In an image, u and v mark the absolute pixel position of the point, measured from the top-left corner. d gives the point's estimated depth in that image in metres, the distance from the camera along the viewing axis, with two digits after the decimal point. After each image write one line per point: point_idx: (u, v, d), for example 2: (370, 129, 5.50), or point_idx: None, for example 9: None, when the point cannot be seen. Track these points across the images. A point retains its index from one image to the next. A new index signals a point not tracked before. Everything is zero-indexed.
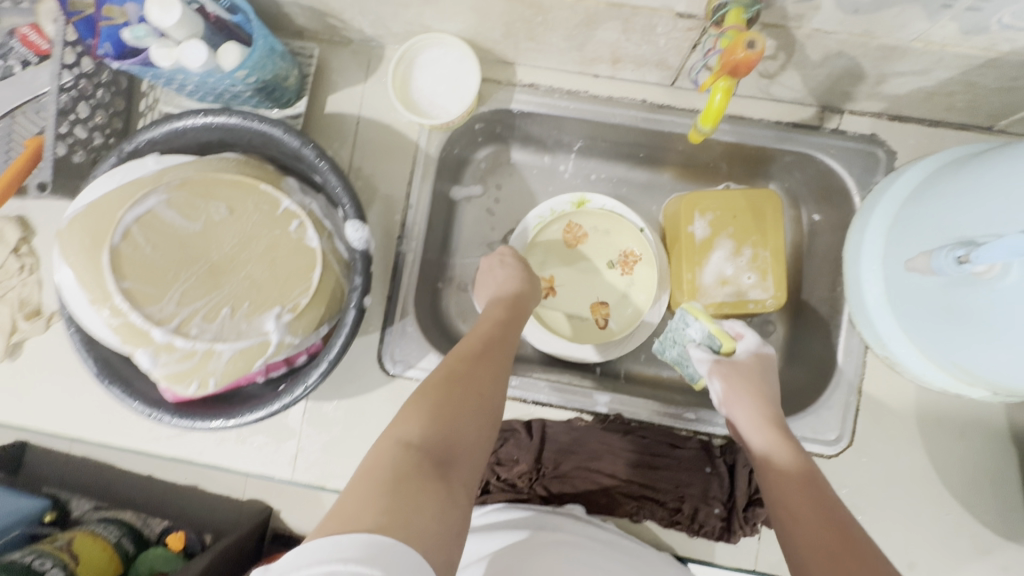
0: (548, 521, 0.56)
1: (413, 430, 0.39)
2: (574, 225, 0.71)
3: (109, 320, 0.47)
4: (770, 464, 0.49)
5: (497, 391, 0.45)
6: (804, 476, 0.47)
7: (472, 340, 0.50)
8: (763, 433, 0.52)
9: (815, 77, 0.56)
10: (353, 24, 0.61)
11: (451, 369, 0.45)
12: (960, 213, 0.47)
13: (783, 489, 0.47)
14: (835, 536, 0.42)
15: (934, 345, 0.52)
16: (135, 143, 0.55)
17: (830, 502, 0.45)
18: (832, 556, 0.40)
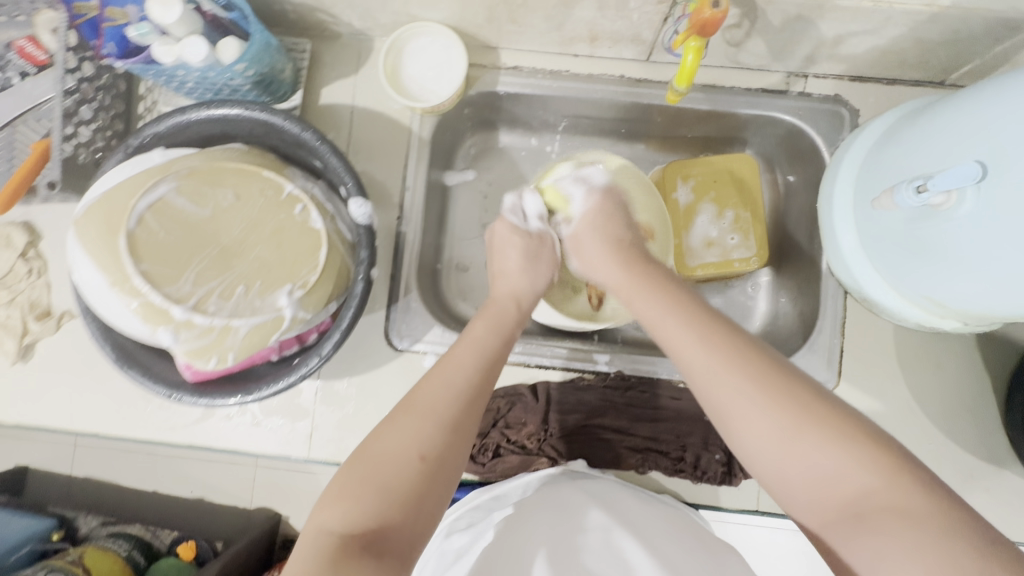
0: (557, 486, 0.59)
1: (337, 515, 0.41)
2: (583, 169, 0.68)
3: (128, 301, 0.49)
4: (663, 322, 0.50)
5: (451, 448, 0.45)
6: (690, 323, 0.48)
7: (424, 390, 0.48)
8: (640, 297, 0.54)
9: (778, 42, 0.61)
10: (343, 17, 0.65)
11: (386, 442, 0.45)
12: (918, 155, 0.51)
13: (677, 342, 0.48)
14: (745, 370, 0.43)
15: (906, 282, 0.57)
16: (141, 138, 0.57)
17: (727, 334, 0.47)
18: (755, 388, 0.42)
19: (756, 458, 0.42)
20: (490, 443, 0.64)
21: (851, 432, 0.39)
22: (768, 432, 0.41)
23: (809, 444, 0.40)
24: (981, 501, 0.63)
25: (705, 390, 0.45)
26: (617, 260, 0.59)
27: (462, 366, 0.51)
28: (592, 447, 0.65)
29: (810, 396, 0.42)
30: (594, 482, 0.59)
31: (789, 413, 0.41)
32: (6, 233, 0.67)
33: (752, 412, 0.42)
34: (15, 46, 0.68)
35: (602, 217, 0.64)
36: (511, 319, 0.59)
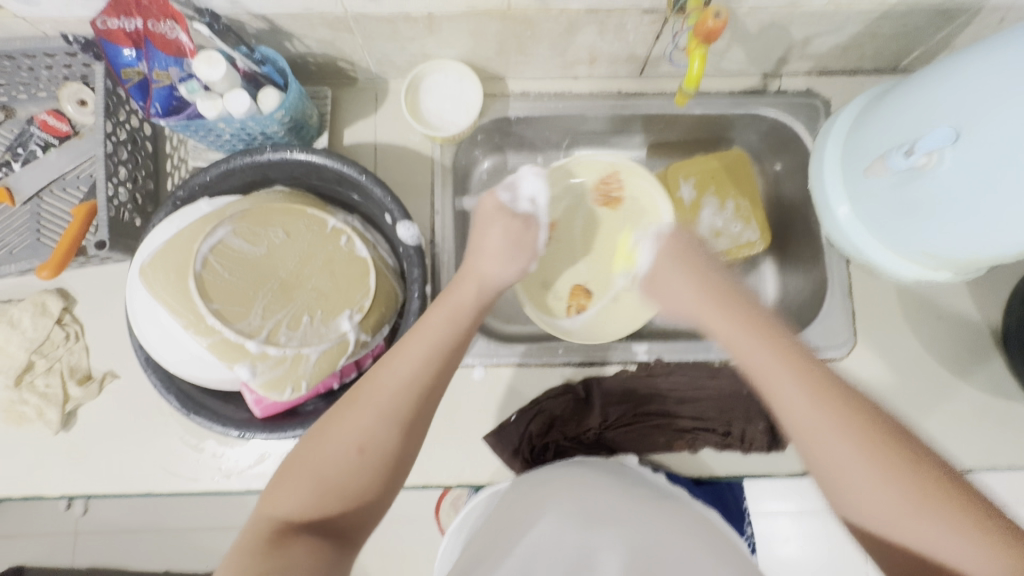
0: (568, 470, 0.62)
1: (290, 506, 0.47)
2: (614, 180, 0.76)
3: (203, 341, 0.52)
4: (756, 365, 0.51)
5: (390, 443, 0.49)
6: (783, 359, 0.50)
7: (379, 382, 0.51)
8: (731, 335, 0.54)
9: (755, 48, 0.69)
10: (361, 64, 0.70)
11: (338, 433, 0.49)
12: (898, 126, 0.59)
13: (773, 382, 0.49)
14: (860, 441, 0.46)
15: (902, 241, 0.63)
16: (188, 190, 0.59)
17: (828, 382, 0.49)
18: (873, 468, 0.45)
19: (856, 504, 0.46)
20: (549, 441, 0.68)
21: (943, 504, 0.43)
22: (882, 508, 0.45)
23: (926, 520, 0.43)
24: (999, 432, 0.69)
25: (809, 449, 0.48)
26: (697, 279, 0.59)
27: (413, 363, 0.52)
28: (642, 433, 0.69)
29: (907, 455, 0.45)
30: (590, 467, 0.63)
31: (904, 496, 0.44)
32: (41, 301, 0.67)
33: (859, 480, 0.45)
34: (38, 120, 0.69)
35: (671, 268, 0.62)
36: (469, 307, 0.57)
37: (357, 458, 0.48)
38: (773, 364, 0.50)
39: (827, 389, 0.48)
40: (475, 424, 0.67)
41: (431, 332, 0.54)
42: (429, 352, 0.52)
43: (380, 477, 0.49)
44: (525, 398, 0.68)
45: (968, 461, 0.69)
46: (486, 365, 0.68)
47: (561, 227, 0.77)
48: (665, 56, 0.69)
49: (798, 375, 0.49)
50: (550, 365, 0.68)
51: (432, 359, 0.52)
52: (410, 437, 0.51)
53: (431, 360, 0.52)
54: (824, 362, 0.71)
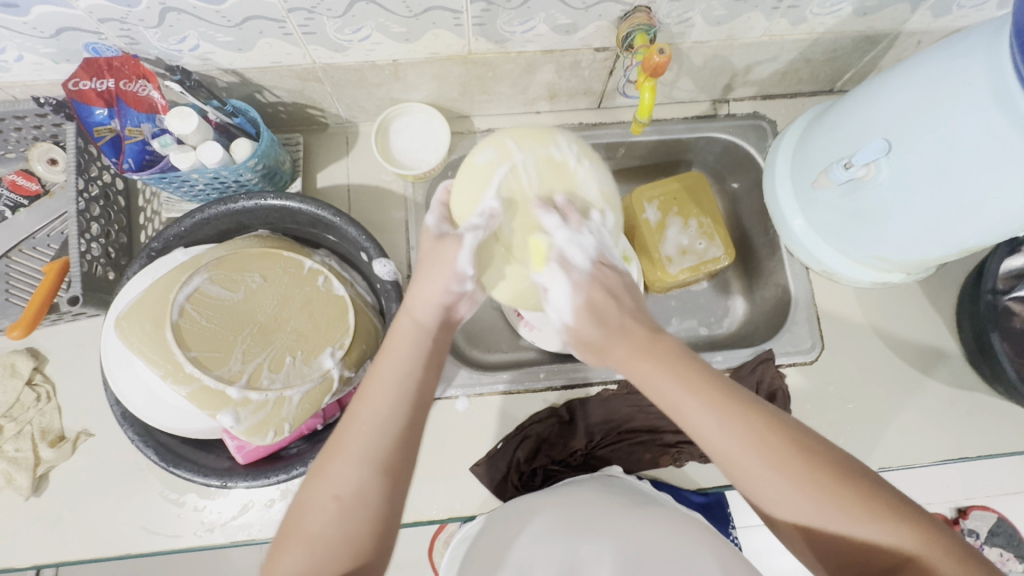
0: (578, 496, 0.59)
1: (322, 518, 0.43)
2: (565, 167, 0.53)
3: (181, 390, 0.52)
4: (641, 372, 0.46)
5: (371, 490, 0.43)
6: (682, 379, 0.45)
7: (383, 398, 0.46)
8: (652, 383, 0.45)
9: (702, 77, 0.74)
10: (332, 110, 0.72)
11: (347, 444, 0.45)
12: (835, 142, 0.63)
13: (706, 437, 0.44)
14: (765, 453, 0.43)
15: (854, 247, 0.68)
16: (162, 240, 0.60)
17: (701, 372, 0.45)
18: (784, 477, 0.42)
19: (769, 505, 0.44)
20: (537, 466, 0.68)
21: (874, 505, 0.42)
22: (795, 508, 0.42)
23: (839, 518, 0.42)
24: (966, 422, 0.72)
25: (729, 471, 0.44)
26: (592, 308, 0.46)
27: (385, 396, 0.46)
28: (629, 452, 0.70)
29: (809, 458, 0.43)
30: (569, 490, 0.61)
31: (793, 480, 0.42)
32: (10, 361, 0.66)
33: (781, 493, 0.43)
34: (6, 180, 0.69)
35: (598, 308, 0.46)
36: (415, 341, 0.49)
37: (341, 507, 0.43)
38: (692, 395, 0.44)
39: (769, 442, 0.43)
40: (463, 454, 0.68)
41: (406, 347, 0.48)
42: (402, 386, 0.46)
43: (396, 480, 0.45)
44: (510, 425, 0.69)
45: (939, 452, 0.71)
46: (468, 395, 0.69)
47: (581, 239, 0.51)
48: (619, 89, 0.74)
49: (715, 410, 0.44)
50: (533, 390, 0.70)
51: (404, 393, 0.46)
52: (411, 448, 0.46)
53: (401, 398, 0.46)
54: (795, 367, 0.73)
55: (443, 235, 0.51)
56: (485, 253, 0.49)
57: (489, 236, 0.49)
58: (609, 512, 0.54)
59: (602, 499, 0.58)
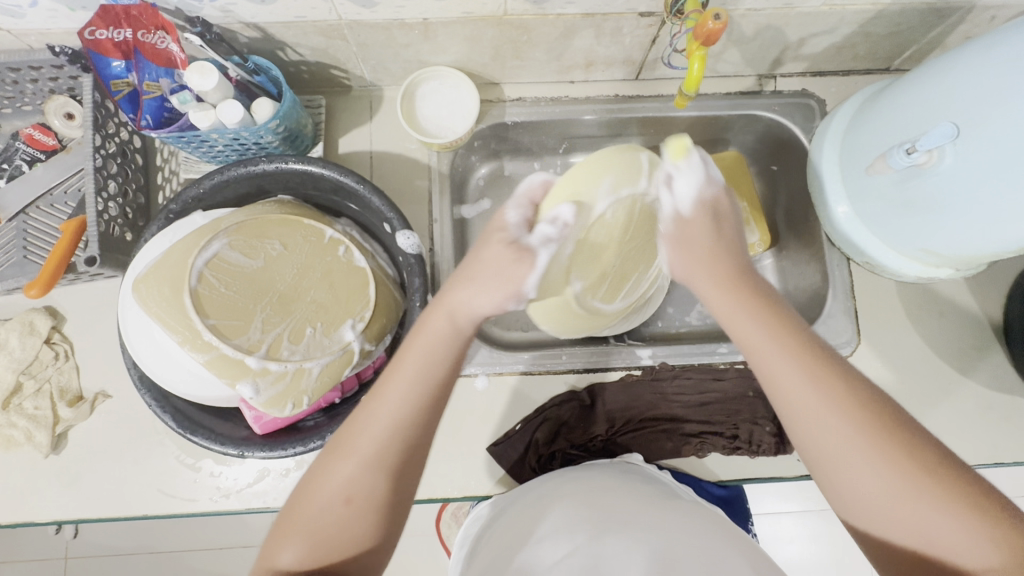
0: (575, 475, 0.59)
1: (326, 517, 0.44)
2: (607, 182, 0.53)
3: (200, 357, 0.50)
4: (739, 323, 0.47)
5: (374, 493, 0.45)
6: (788, 342, 0.45)
7: (404, 406, 0.46)
8: (744, 325, 0.46)
9: (750, 49, 0.69)
10: (356, 72, 0.69)
11: (371, 441, 0.45)
12: (896, 125, 0.59)
13: (806, 404, 0.43)
14: (865, 428, 0.42)
15: (903, 240, 0.64)
16: (181, 203, 0.58)
17: (812, 341, 0.45)
18: (882, 459, 0.41)
19: (849, 482, 0.42)
20: (555, 450, 0.67)
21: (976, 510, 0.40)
22: (884, 496, 0.41)
23: (933, 518, 0.40)
24: (1004, 427, 0.69)
25: (819, 451, 0.43)
26: (710, 243, 0.49)
27: (409, 398, 0.46)
28: (650, 440, 0.68)
29: (916, 452, 0.41)
30: (585, 473, 0.60)
31: (888, 464, 0.41)
32: (28, 320, 0.65)
33: (871, 476, 0.41)
34: (23, 134, 0.67)
35: (691, 239, 0.50)
36: (445, 343, 0.48)
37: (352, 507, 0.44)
38: (794, 351, 0.44)
39: (870, 417, 0.42)
40: (480, 434, 0.66)
41: (431, 346, 0.48)
42: (423, 387, 0.46)
43: (404, 482, 0.46)
44: (530, 406, 0.67)
45: (973, 455, 0.69)
46: (488, 374, 0.67)
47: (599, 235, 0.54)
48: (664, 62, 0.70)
49: (808, 367, 0.44)
50: (554, 372, 0.68)
51: (424, 396, 0.46)
52: (420, 454, 0.47)
53: (422, 403, 0.46)
54: None
55: (521, 241, 0.49)
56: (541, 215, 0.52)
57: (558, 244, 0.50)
58: (629, 503, 0.52)
59: (620, 484, 0.57)
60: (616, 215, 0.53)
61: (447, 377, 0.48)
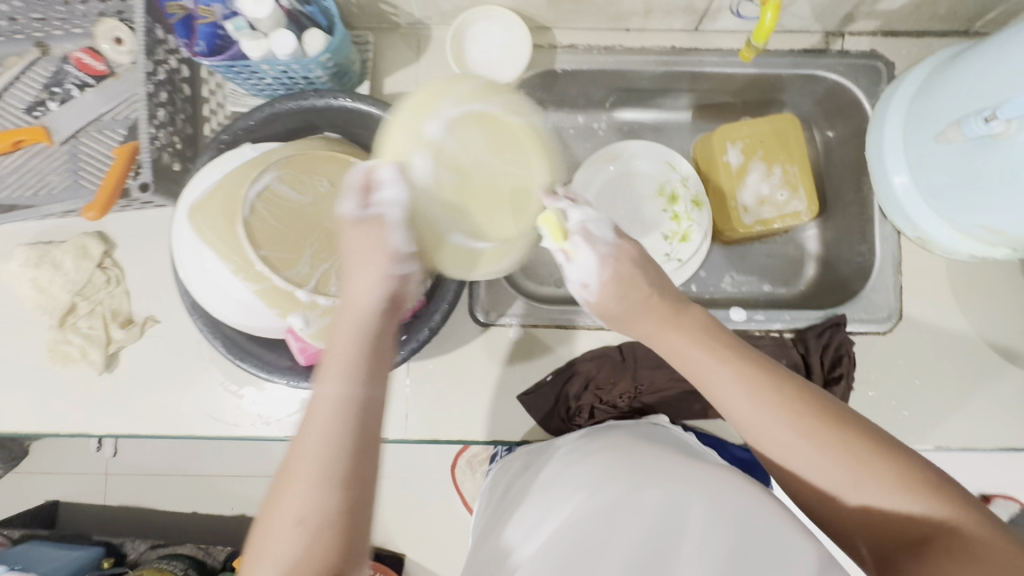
0: (610, 427, 0.63)
1: (285, 546, 0.38)
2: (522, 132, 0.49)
3: (252, 287, 0.52)
4: (666, 340, 0.51)
5: (333, 503, 0.39)
6: (714, 353, 0.48)
7: (327, 410, 0.41)
8: (674, 343, 0.50)
9: (822, 2, 0.65)
10: (405, 8, 0.67)
11: (308, 451, 0.40)
12: (975, 90, 0.55)
13: (723, 395, 0.47)
14: (791, 419, 0.45)
15: (963, 215, 0.61)
16: (231, 134, 0.58)
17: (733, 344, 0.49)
18: (814, 448, 0.44)
19: (787, 469, 0.45)
20: (584, 404, 0.68)
21: (910, 474, 0.42)
22: (825, 481, 0.43)
23: (870, 497, 0.42)
24: None
25: (758, 443, 0.46)
26: (612, 266, 0.52)
27: (332, 397, 0.42)
28: (679, 401, 0.69)
29: (862, 445, 0.43)
30: (612, 437, 0.59)
31: (820, 453, 0.44)
32: (82, 243, 0.67)
33: (809, 465, 0.44)
34: (73, 58, 0.68)
35: (625, 282, 0.52)
36: (358, 335, 0.44)
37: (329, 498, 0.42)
38: (712, 358, 0.48)
39: (795, 408, 0.45)
40: (512, 382, 0.68)
41: (344, 342, 0.44)
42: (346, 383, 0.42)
43: (364, 484, 0.41)
44: (561, 359, 0.68)
45: (1004, 440, 0.68)
46: (522, 325, 0.68)
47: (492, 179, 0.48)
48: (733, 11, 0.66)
49: (733, 365, 0.47)
50: (588, 328, 0.68)
51: (353, 392, 0.42)
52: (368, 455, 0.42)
53: (353, 377, 0.43)
54: (865, 336, 0.70)
55: (365, 211, 0.45)
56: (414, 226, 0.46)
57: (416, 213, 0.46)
58: (659, 453, 0.55)
59: (652, 445, 0.58)
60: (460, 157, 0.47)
61: (378, 349, 0.45)
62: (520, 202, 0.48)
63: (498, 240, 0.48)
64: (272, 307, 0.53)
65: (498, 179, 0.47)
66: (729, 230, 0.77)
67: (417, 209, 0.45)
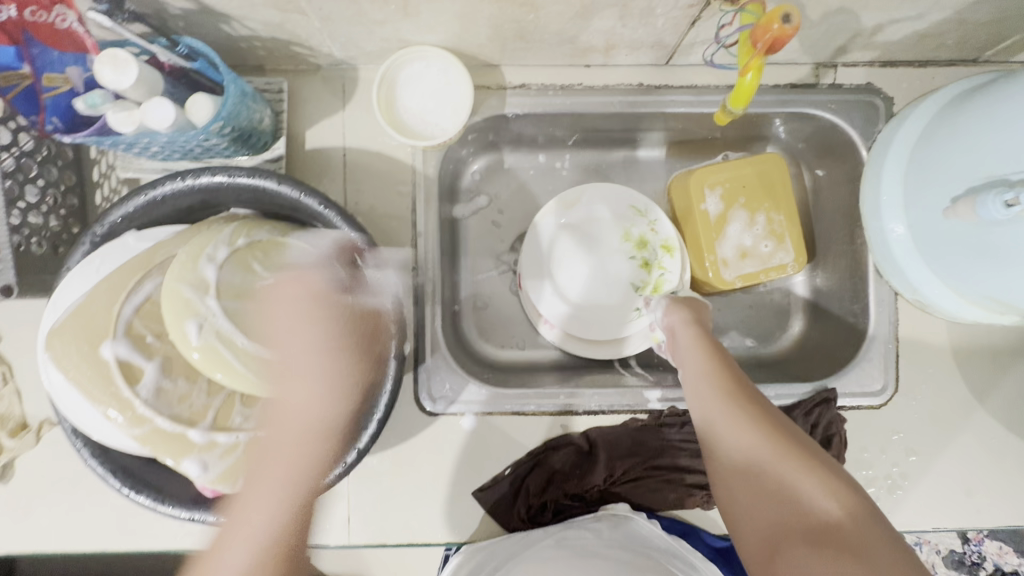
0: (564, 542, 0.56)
1: None
2: (276, 250, 0.49)
3: (131, 434, 0.41)
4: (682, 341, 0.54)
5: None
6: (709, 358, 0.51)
7: (273, 488, 0.40)
8: (689, 346, 0.53)
9: (813, 36, 0.55)
10: (321, 49, 0.56)
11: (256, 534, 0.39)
12: (991, 155, 0.47)
13: (699, 387, 0.49)
14: (753, 420, 0.46)
15: (972, 288, 0.53)
16: (108, 224, 0.48)
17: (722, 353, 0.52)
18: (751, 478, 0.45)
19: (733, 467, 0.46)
20: (547, 500, 0.61)
21: (832, 475, 0.43)
22: (762, 472, 0.44)
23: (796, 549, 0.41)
24: None
25: (714, 439, 0.47)
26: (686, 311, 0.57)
27: (271, 475, 0.41)
28: (653, 492, 0.61)
29: (807, 455, 0.44)
30: (556, 555, 0.55)
31: (769, 453, 0.44)
32: None
33: (742, 452, 0.45)
34: None
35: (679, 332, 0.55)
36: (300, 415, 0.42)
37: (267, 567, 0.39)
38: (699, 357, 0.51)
39: (756, 411, 0.47)
40: (466, 479, 0.60)
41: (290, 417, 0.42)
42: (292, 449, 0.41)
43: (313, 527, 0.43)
44: (521, 450, 0.61)
45: (1007, 519, 0.62)
46: (476, 414, 0.60)
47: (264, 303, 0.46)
48: (705, 58, 0.59)
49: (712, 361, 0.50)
50: (550, 414, 0.61)
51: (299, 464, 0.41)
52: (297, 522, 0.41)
53: (326, 432, 0.42)
54: (858, 409, 0.63)
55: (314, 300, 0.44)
56: (227, 350, 0.43)
57: (217, 342, 0.42)
58: None
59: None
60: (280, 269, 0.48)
61: (338, 409, 0.44)
62: None
63: None
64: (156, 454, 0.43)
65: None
66: (708, 287, 0.68)
67: (219, 342, 0.43)
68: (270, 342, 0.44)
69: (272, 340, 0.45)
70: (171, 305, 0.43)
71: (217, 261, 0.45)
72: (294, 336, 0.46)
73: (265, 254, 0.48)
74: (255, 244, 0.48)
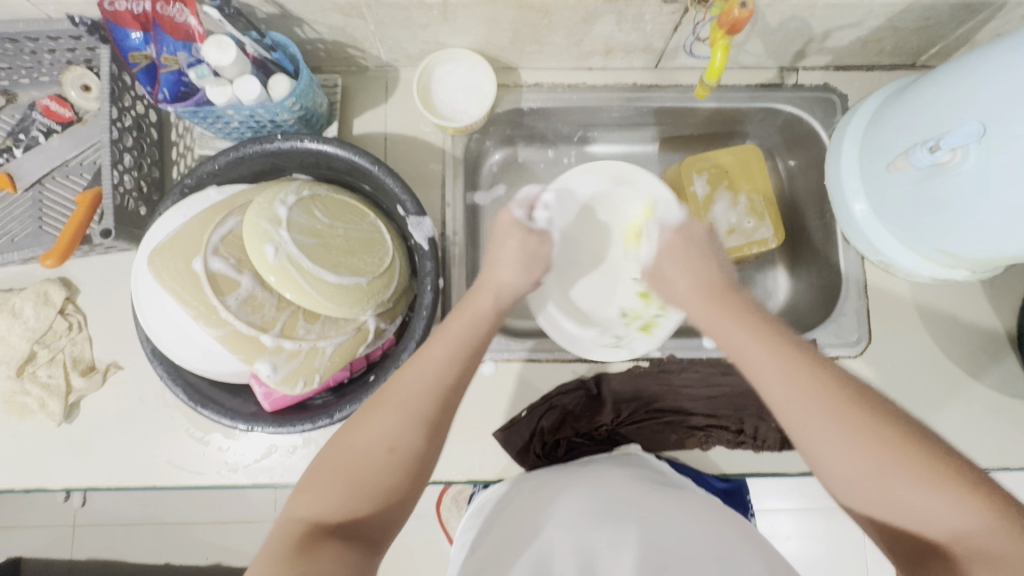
0: (591, 467, 0.63)
1: (313, 506, 0.46)
2: (332, 203, 0.59)
3: (214, 333, 0.51)
4: (708, 317, 0.55)
5: (401, 472, 0.48)
6: (755, 334, 0.51)
7: (415, 409, 0.49)
8: (718, 324, 0.54)
9: (773, 41, 0.68)
10: (372, 51, 0.68)
11: (391, 446, 0.48)
12: (921, 122, 0.57)
13: (759, 371, 0.49)
14: (838, 413, 0.45)
15: (920, 240, 0.62)
16: (196, 177, 0.57)
17: (768, 324, 0.52)
18: (841, 430, 0.44)
19: (835, 471, 0.45)
20: (561, 438, 0.68)
21: (944, 474, 0.42)
22: (859, 472, 0.44)
23: (908, 487, 0.42)
24: (1013, 434, 0.68)
25: (796, 435, 0.47)
26: (692, 272, 0.59)
27: (417, 390, 0.50)
28: (653, 433, 0.69)
29: (906, 439, 0.43)
30: (586, 470, 0.62)
31: (867, 452, 0.43)
32: (43, 290, 0.66)
33: (844, 451, 0.44)
34: (40, 105, 0.68)
35: (674, 251, 0.61)
36: (465, 338, 0.54)
37: (342, 475, 0.47)
38: (735, 323, 0.52)
39: (838, 395, 0.46)
40: (487, 419, 0.66)
41: (432, 360, 0.52)
42: (436, 376, 0.51)
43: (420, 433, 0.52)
44: (535, 394, 0.67)
45: (980, 461, 0.68)
46: (496, 359, 0.67)
47: (328, 238, 0.56)
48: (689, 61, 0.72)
49: (762, 342, 0.50)
50: (563, 361, 0.68)
51: (432, 389, 0.50)
52: (430, 453, 0.50)
53: (450, 386, 0.51)
54: (837, 360, 0.70)
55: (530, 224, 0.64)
56: (297, 269, 0.52)
57: (289, 260, 0.52)
58: (652, 502, 0.55)
59: (639, 485, 0.58)
60: (332, 218, 0.57)
61: (469, 360, 0.53)
62: (369, 249, 0.58)
63: (372, 273, 0.57)
64: (235, 356, 0.52)
65: (352, 234, 0.58)
66: None
67: (289, 261, 0.52)
68: (329, 267, 0.54)
69: (330, 263, 0.54)
70: (251, 230, 0.52)
71: (288, 204, 0.55)
72: (347, 266, 0.55)
73: (326, 205, 0.58)
74: (317, 195, 0.58)
